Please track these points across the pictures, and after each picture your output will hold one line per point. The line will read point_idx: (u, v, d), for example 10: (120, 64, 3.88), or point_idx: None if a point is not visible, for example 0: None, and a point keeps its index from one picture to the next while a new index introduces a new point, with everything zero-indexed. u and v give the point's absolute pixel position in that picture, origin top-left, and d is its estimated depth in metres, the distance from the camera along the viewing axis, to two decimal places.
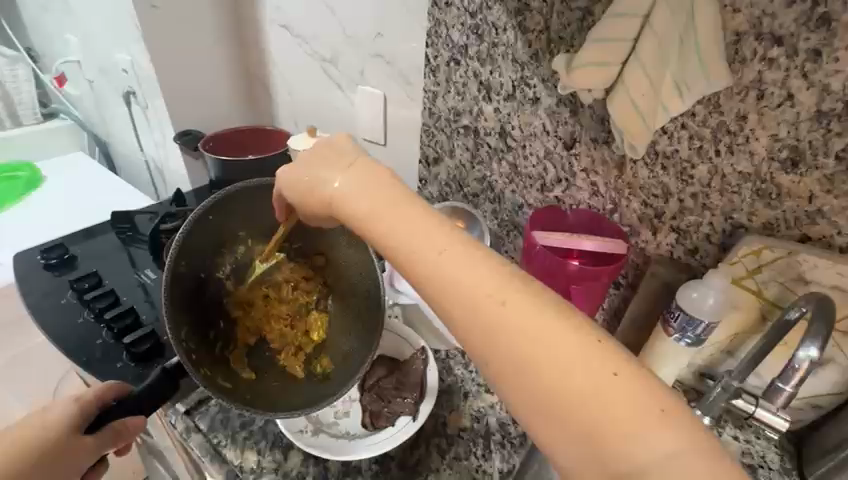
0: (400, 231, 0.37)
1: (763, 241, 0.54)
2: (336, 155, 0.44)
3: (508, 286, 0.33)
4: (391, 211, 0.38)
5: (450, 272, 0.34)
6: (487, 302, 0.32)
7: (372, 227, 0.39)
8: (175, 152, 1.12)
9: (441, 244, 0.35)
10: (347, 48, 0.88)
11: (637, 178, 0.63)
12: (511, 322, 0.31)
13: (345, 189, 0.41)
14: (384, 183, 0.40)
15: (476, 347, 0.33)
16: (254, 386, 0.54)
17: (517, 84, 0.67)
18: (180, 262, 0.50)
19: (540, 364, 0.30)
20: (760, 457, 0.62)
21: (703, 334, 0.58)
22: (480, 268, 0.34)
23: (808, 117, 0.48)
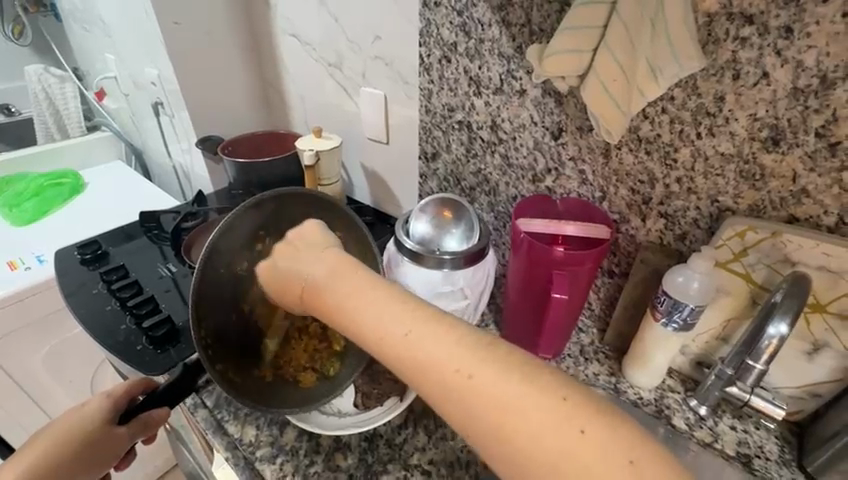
0: (369, 311, 0.38)
1: (746, 222, 0.54)
2: (300, 238, 0.48)
3: (477, 359, 0.33)
4: (366, 298, 0.39)
5: (425, 354, 0.34)
6: (456, 379, 0.32)
7: (352, 312, 0.39)
8: (199, 157, 1.20)
9: (405, 324, 0.36)
10: (350, 52, 0.93)
11: (623, 165, 0.63)
12: (480, 397, 0.31)
13: (326, 279, 0.43)
14: (348, 270, 0.42)
15: (454, 423, 0.33)
16: (263, 385, 0.56)
17: (505, 77, 0.69)
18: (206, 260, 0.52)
19: (505, 425, 0.30)
20: (757, 447, 0.60)
21: (691, 318, 0.57)
22: (444, 344, 0.34)
23: (785, 95, 0.48)
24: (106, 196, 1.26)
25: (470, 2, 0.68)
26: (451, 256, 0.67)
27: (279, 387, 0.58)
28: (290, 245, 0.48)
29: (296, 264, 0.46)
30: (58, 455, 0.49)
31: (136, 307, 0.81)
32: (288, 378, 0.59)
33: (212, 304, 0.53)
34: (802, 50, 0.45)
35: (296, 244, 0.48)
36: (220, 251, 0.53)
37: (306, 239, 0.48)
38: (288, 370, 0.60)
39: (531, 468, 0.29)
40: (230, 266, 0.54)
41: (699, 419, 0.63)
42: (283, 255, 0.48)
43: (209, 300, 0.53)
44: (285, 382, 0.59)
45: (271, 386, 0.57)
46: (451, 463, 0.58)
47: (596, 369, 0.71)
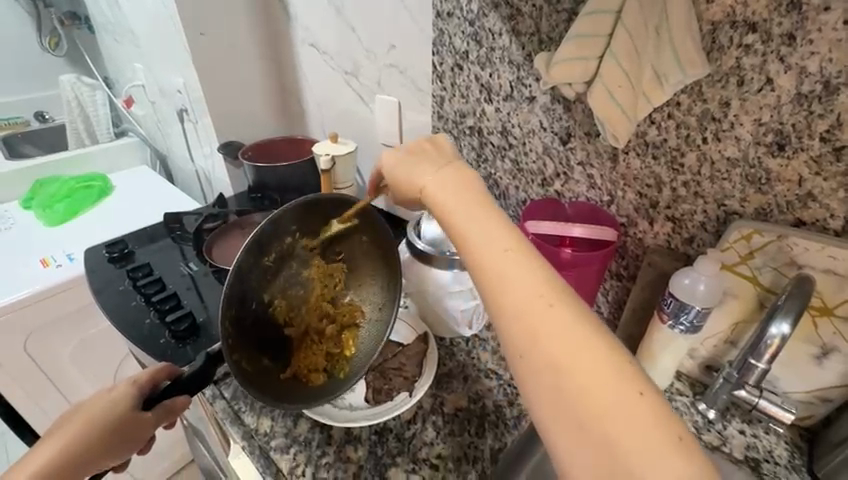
0: (476, 226, 0.41)
1: (751, 226, 0.54)
2: (437, 154, 0.49)
3: (562, 296, 0.35)
4: (466, 203, 0.42)
5: (503, 259, 0.38)
6: (538, 301, 0.35)
7: (460, 225, 0.42)
8: (220, 162, 1.25)
9: (509, 245, 0.38)
10: (366, 60, 0.96)
11: (630, 169, 0.64)
12: (551, 323, 0.34)
13: (437, 184, 0.45)
14: (469, 191, 0.44)
15: (514, 334, 0.35)
16: (274, 379, 0.58)
17: (514, 84, 0.71)
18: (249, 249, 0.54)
19: (565, 353, 0.32)
20: (766, 451, 0.59)
21: (697, 321, 0.57)
22: (536, 272, 0.36)
23: (789, 100, 0.49)
24: (132, 198, 1.32)
25: (481, 12, 0.70)
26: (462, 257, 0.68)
27: (289, 384, 0.59)
28: (426, 148, 0.50)
29: (412, 169, 0.48)
30: (71, 452, 0.51)
31: (160, 303, 0.85)
32: (297, 375, 0.61)
33: (242, 295, 0.55)
34: (805, 56, 0.46)
35: (428, 151, 0.50)
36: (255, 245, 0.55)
37: (439, 147, 0.50)
38: (297, 367, 0.61)
39: (586, 406, 0.31)
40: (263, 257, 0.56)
41: (707, 423, 0.63)
42: (412, 156, 0.50)
43: (240, 291, 0.55)
44: (295, 378, 0.61)
45: (282, 381, 0.59)
46: (458, 458, 0.59)
47: None
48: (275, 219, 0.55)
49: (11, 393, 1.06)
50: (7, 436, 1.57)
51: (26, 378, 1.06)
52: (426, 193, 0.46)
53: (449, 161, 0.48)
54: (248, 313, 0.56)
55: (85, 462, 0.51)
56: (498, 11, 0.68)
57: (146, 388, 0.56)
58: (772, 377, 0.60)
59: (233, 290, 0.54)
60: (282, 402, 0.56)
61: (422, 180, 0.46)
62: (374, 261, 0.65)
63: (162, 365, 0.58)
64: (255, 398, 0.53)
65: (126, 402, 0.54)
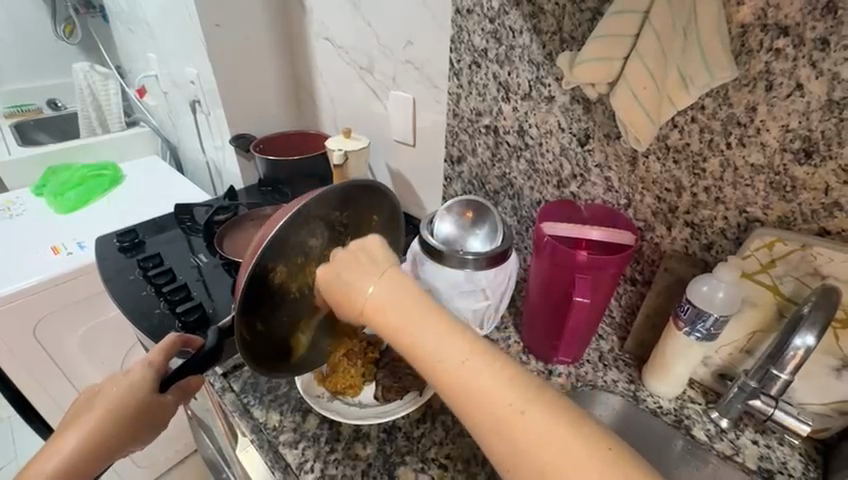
0: (422, 338, 0.39)
1: (775, 234, 0.53)
2: (366, 262, 0.47)
3: (511, 387, 0.35)
4: (406, 312, 0.41)
5: (466, 377, 0.36)
6: (492, 404, 0.34)
7: (408, 338, 0.40)
8: (232, 155, 1.25)
9: (453, 352, 0.37)
10: (381, 56, 0.96)
11: (650, 173, 0.63)
12: (509, 422, 0.33)
13: (377, 297, 0.43)
14: (406, 298, 0.42)
15: (487, 442, 0.34)
16: (270, 349, 0.57)
17: (534, 83, 0.70)
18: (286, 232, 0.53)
19: (529, 451, 0.32)
20: (780, 463, 0.59)
21: (715, 329, 0.56)
22: (481, 371, 0.36)
23: (819, 106, 0.47)
24: (142, 188, 1.32)
25: (502, 10, 0.69)
26: (475, 257, 0.67)
27: (286, 355, 0.60)
28: (356, 257, 0.47)
29: (354, 286, 0.45)
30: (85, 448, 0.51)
31: (170, 294, 0.85)
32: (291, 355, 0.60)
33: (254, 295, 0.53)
34: (838, 62, 0.45)
35: (359, 258, 0.47)
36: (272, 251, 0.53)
37: (370, 254, 0.47)
38: (295, 350, 0.60)
39: None
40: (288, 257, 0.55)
41: (720, 432, 0.62)
42: (346, 267, 0.47)
43: (260, 288, 0.53)
44: (295, 351, 0.60)
45: (281, 351, 0.59)
46: (467, 459, 0.59)
47: (615, 376, 0.70)
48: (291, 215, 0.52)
49: (18, 377, 1.06)
50: (11, 421, 1.59)
51: (32, 362, 1.06)
52: (373, 314, 0.43)
53: (385, 272, 0.45)
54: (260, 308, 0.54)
55: (99, 458, 0.52)
56: (520, 9, 0.67)
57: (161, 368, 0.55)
58: (789, 388, 0.59)
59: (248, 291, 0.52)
60: (267, 371, 0.57)
61: (372, 304, 0.43)
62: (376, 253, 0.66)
63: (172, 339, 0.57)
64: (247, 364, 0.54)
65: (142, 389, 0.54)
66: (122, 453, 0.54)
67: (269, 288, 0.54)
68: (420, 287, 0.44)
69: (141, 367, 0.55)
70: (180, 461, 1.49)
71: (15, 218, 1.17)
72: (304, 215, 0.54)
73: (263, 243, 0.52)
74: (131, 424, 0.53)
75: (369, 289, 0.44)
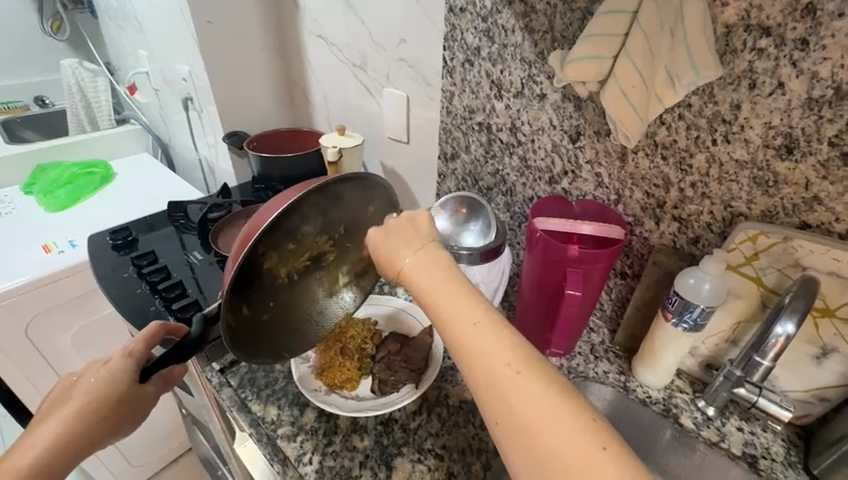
0: (445, 300, 0.40)
1: (757, 227, 0.55)
2: (410, 226, 0.48)
3: (524, 358, 0.35)
4: (434, 276, 0.42)
5: (480, 341, 0.37)
6: (504, 368, 0.35)
7: (431, 298, 0.41)
8: (224, 152, 1.24)
9: (475, 316, 0.38)
10: (375, 54, 0.96)
11: (639, 169, 0.64)
12: (515, 389, 0.34)
13: (410, 259, 0.44)
14: (441, 266, 0.43)
15: (486, 403, 0.35)
16: (257, 335, 0.58)
17: (526, 81, 0.71)
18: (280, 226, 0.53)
19: (525, 420, 0.33)
20: (763, 448, 0.61)
21: (701, 319, 0.58)
22: (497, 340, 0.36)
23: (799, 104, 0.49)
24: (133, 186, 1.31)
25: (494, 9, 0.70)
26: (468, 252, 0.68)
27: (276, 341, 0.60)
28: (401, 219, 0.48)
29: (390, 245, 0.47)
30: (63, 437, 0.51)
31: (165, 291, 0.85)
32: (278, 342, 0.60)
33: (243, 286, 0.53)
34: (818, 61, 0.47)
35: (403, 222, 0.48)
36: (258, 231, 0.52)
37: (415, 220, 0.48)
38: (283, 338, 0.61)
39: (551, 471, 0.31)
40: (281, 245, 0.54)
41: (706, 419, 0.64)
42: (395, 231, 0.47)
43: (252, 280, 0.54)
44: (286, 337, 0.61)
45: (267, 337, 0.59)
46: (462, 449, 0.60)
47: (605, 367, 0.72)
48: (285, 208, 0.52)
49: (11, 377, 1.06)
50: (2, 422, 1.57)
51: (25, 361, 1.05)
52: (404, 273, 0.44)
53: (424, 237, 0.46)
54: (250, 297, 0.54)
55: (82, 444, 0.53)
56: (512, 8, 0.68)
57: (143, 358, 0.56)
58: (772, 376, 0.62)
59: (237, 283, 0.52)
60: (252, 356, 0.57)
61: (403, 264, 0.45)
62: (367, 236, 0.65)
63: (156, 326, 0.58)
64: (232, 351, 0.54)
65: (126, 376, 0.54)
66: (105, 439, 0.54)
67: (263, 277, 0.55)
68: (453, 259, 0.44)
69: (124, 353, 0.55)
70: (173, 460, 1.48)
71: (5, 217, 1.16)
72: (298, 207, 0.53)
73: (255, 234, 0.51)
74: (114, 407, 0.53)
75: (407, 256, 0.45)
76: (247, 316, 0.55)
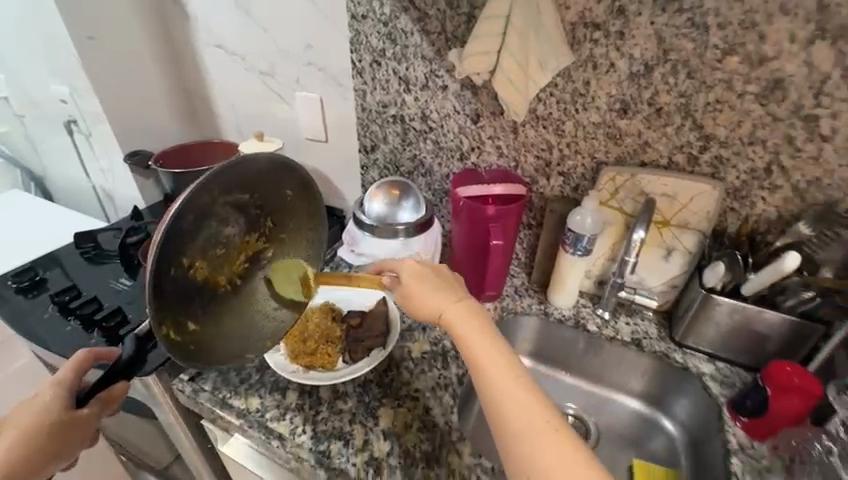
0: (482, 348, 0.51)
1: (614, 170, 0.75)
2: (451, 287, 0.59)
3: (542, 404, 0.46)
4: (473, 327, 0.53)
5: (508, 384, 0.47)
6: (527, 408, 0.45)
7: (469, 345, 0.52)
8: (126, 174, 1.17)
9: (507, 365, 0.49)
10: (282, 60, 1.01)
11: (528, 138, 0.81)
12: (533, 425, 0.44)
13: (451, 311, 0.55)
14: (479, 320, 0.54)
15: (505, 430, 0.45)
16: (206, 345, 0.60)
17: (429, 76, 0.84)
18: (189, 220, 0.54)
19: (536, 449, 0.43)
20: (644, 331, 0.81)
21: (589, 245, 0.77)
22: (523, 386, 0.47)
23: (626, 78, 0.69)
24: (15, 226, 1.16)
25: (393, 15, 0.81)
26: (405, 226, 0.80)
27: (229, 346, 0.63)
28: (444, 280, 0.60)
29: (432, 297, 0.57)
30: (28, 453, 0.57)
31: (103, 320, 0.82)
32: (231, 344, 0.63)
33: (173, 295, 0.54)
34: (632, 46, 0.66)
35: (445, 282, 0.60)
36: (184, 237, 0.54)
37: (455, 282, 0.60)
38: (234, 340, 0.64)
39: None
40: (208, 251, 0.57)
41: (604, 322, 0.83)
42: (432, 286, 0.59)
43: (177, 285, 0.54)
44: (238, 339, 0.64)
45: (217, 344, 0.61)
46: (432, 388, 0.72)
47: (529, 301, 0.89)
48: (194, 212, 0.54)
49: None
50: None
51: None
52: (446, 321, 0.55)
53: (463, 295, 0.58)
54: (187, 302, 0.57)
55: (42, 459, 0.58)
56: (408, 15, 0.80)
57: (72, 386, 0.59)
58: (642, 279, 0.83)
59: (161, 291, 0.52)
60: (204, 365, 0.59)
61: (445, 312, 0.56)
62: (291, 222, 0.69)
63: (84, 353, 0.61)
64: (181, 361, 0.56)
65: (57, 407, 0.57)
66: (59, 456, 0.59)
67: (199, 288, 0.57)
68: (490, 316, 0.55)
69: (53, 384, 0.59)
70: None
71: None
72: (211, 206, 0.56)
73: (161, 230, 0.52)
74: (57, 430, 0.57)
75: (447, 306, 0.56)
76: (189, 329, 0.57)
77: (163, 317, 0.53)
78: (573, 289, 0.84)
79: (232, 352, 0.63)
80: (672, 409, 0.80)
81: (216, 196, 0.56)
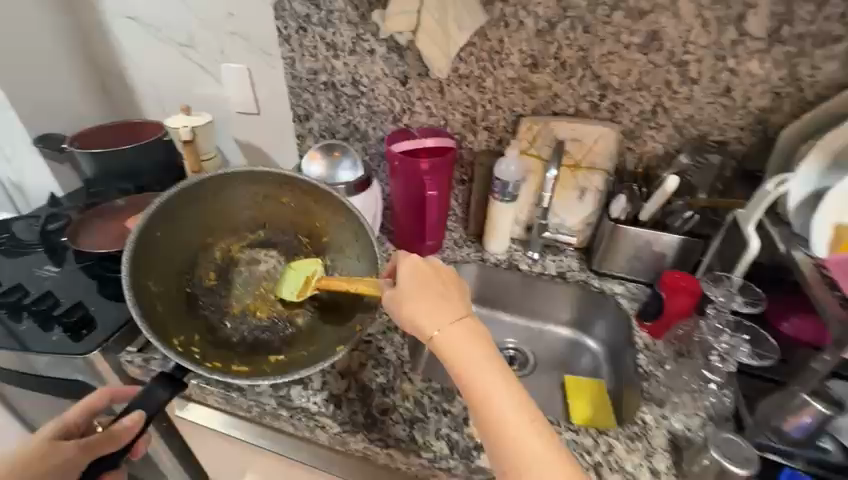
0: (483, 377, 0.46)
1: (530, 121, 0.83)
2: (445, 299, 0.52)
3: (548, 440, 0.43)
4: (471, 351, 0.48)
5: (511, 421, 0.43)
6: (532, 449, 0.42)
7: (466, 374, 0.47)
8: (37, 160, 1.08)
9: (510, 397, 0.45)
10: (203, 30, 0.98)
11: (454, 97, 0.87)
12: (538, 468, 0.41)
13: (444, 331, 0.49)
14: (475, 341, 0.49)
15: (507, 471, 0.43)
16: (267, 362, 0.64)
17: (355, 40, 0.87)
18: (156, 235, 0.65)
19: None
20: (566, 265, 0.92)
21: (514, 191, 0.85)
22: (527, 421, 0.43)
23: (533, 35, 0.77)
24: None
25: None
26: (345, 185, 0.84)
27: (301, 360, 0.63)
28: (436, 292, 0.53)
29: (424, 314, 0.51)
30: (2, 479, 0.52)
31: (33, 305, 0.78)
32: (307, 359, 0.64)
33: (194, 310, 0.68)
34: (535, 5, 0.74)
35: (438, 293, 0.53)
36: (166, 246, 0.67)
37: (449, 292, 0.53)
38: (311, 355, 0.64)
39: None
40: (243, 285, 0.73)
41: (534, 261, 0.93)
42: (424, 299, 0.52)
43: (173, 294, 0.66)
44: (315, 354, 0.63)
45: (292, 360, 0.64)
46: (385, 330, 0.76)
47: (467, 250, 0.96)
48: (191, 254, 0.70)
49: None
50: None
51: None
52: (438, 345, 0.49)
53: (457, 310, 0.51)
54: (228, 335, 0.68)
55: None
56: None
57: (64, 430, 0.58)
58: None
59: (164, 300, 0.65)
60: (249, 376, 0.61)
61: (437, 333, 0.49)
62: (333, 234, 0.73)
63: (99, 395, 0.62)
64: (176, 359, 0.58)
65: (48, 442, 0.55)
66: None
67: (207, 306, 0.69)
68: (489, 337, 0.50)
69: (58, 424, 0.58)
70: None
71: None
72: (216, 239, 0.73)
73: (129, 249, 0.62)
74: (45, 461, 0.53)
75: (440, 325, 0.50)
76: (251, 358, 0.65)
77: (167, 336, 0.61)
78: (504, 234, 0.92)
79: (306, 365, 0.63)
80: (592, 329, 0.92)
81: (213, 241, 0.72)
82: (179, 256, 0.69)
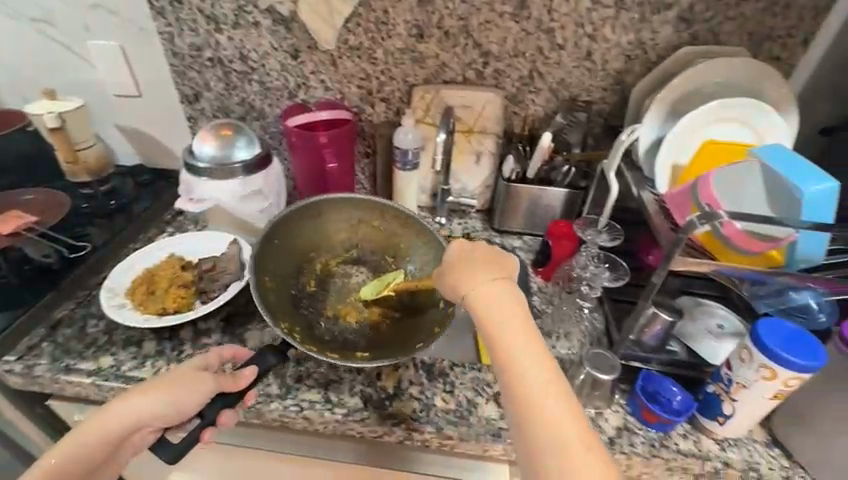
0: (514, 338, 0.44)
1: (424, 90, 0.86)
2: (488, 265, 0.50)
3: (573, 413, 0.40)
4: (506, 313, 0.46)
5: (534, 385, 0.41)
6: (552, 415, 0.40)
7: (495, 335, 0.45)
8: None
9: (539, 363, 0.43)
10: (60, 3, 0.88)
11: (348, 70, 0.88)
12: (553, 434, 0.39)
13: (480, 291, 0.48)
14: (512, 306, 0.46)
15: (521, 431, 0.41)
16: (361, 353, 0.64)
17: (237, 12, 0.84)
18: (275, 242, 0.72)
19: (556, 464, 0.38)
20: (471, 227, 0.95)
21: (415, 159, 0.87)
22: (552, 389, 0.41)
23: (415, 5, 0.80)
24: None
25: None
26: (242, 165, 0.81)
27: (394, 348, 0.65)
28: (481, 258, 0.51)
29: (462, 274, 0.50)
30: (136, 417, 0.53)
31: None
32: (394, 349, 0.64)
33: (296, 310, 0.69)
34: None
35: (483, 259, 0.51)
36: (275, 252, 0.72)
37: (492, 259, 0.51)
38: (400, 347, 0.65)
39: None
40: (340, 297, 0.74)
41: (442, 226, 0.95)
42: (467, 262, 0.51)
43: (289, 300, 0.70)
44: (404, 342, 0.65)
45: (387, 350, 0.65)
46: None
47: None
48: (295, 268, 0.74)
49: None
50: None
51: None
52: (471, 303, 0.48)
53: (499, 275, 0.49)
54: (322, 334, 0.68)
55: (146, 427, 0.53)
56: None
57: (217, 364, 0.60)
58: None
59: (286, 303, 0.69)
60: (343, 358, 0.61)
61: (471, 292, 0.48)
62: (413, 248, 0.76)
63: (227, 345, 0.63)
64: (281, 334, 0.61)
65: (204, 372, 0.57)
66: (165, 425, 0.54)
67: (310, 314, 0.70)
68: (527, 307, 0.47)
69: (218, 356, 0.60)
70: None
71: None
72: (312, 250, 0.76)
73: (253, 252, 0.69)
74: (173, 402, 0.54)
75: (479, 283, 0.48)
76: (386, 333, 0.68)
77: (277, 318, 0.64)
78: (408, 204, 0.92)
79: (396, 351, 0.64)
80: None
81: (313, 259, 0.76)
82: (286, 268, 0.73)
